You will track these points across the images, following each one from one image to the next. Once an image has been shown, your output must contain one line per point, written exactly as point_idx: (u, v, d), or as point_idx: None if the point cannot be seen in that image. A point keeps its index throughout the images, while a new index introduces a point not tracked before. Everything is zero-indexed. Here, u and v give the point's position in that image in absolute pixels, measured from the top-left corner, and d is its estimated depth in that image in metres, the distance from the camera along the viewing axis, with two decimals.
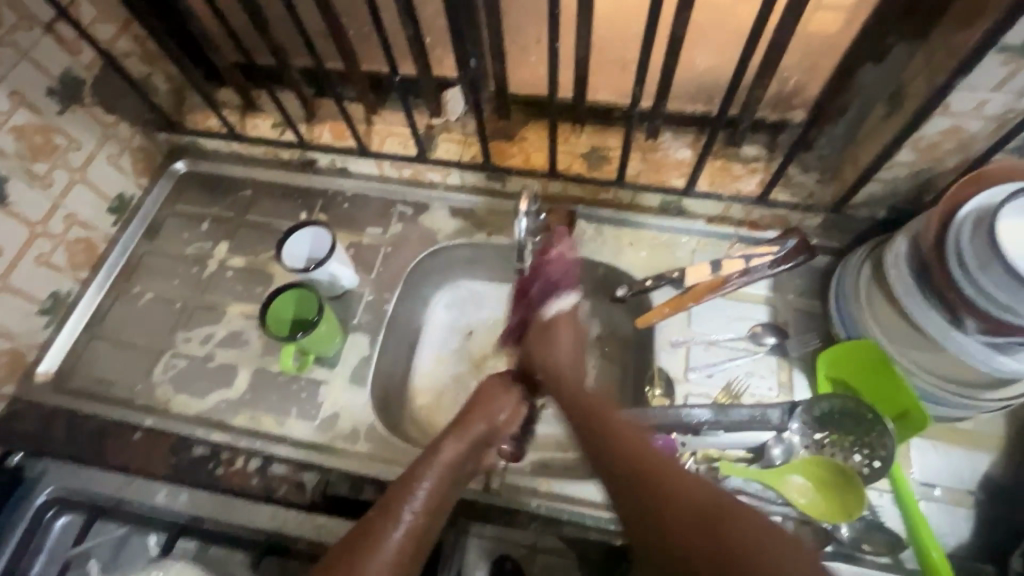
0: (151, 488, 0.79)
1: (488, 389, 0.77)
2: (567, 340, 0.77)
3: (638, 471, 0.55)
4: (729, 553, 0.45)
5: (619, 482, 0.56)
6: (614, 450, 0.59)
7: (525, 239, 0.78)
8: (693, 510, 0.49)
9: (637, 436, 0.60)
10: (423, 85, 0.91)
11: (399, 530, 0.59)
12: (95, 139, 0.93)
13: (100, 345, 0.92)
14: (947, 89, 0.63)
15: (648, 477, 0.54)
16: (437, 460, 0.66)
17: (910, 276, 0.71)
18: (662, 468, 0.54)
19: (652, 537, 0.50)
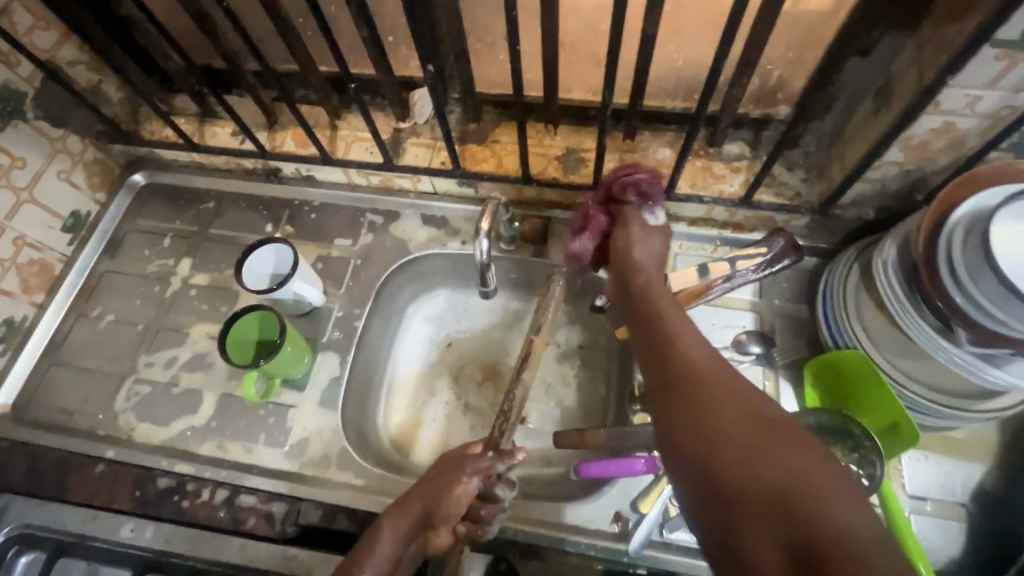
0: (115, 524, 0.76)
1: (443, 462, 0.71)
2: (657, 250, 0.77)
3: (689, 374, 0.53)
4: (764, 457, 0.44)
5: (671, 385, 0.54)
6: (671, 353, 0.57)
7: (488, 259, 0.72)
8: (743, 416, 0.48)
9: (699, 345, 0.57)
10: (386, 88, 0.86)
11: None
12: (42, 156, 0.88)
13: (60, 371, 0.88)
14: (936, 87, 0.59)
15: (700, 381, 0.52)
16: (373, 547, 0.63)
17: (900, 286, 0.68)
18: (726, 380, 0.52)
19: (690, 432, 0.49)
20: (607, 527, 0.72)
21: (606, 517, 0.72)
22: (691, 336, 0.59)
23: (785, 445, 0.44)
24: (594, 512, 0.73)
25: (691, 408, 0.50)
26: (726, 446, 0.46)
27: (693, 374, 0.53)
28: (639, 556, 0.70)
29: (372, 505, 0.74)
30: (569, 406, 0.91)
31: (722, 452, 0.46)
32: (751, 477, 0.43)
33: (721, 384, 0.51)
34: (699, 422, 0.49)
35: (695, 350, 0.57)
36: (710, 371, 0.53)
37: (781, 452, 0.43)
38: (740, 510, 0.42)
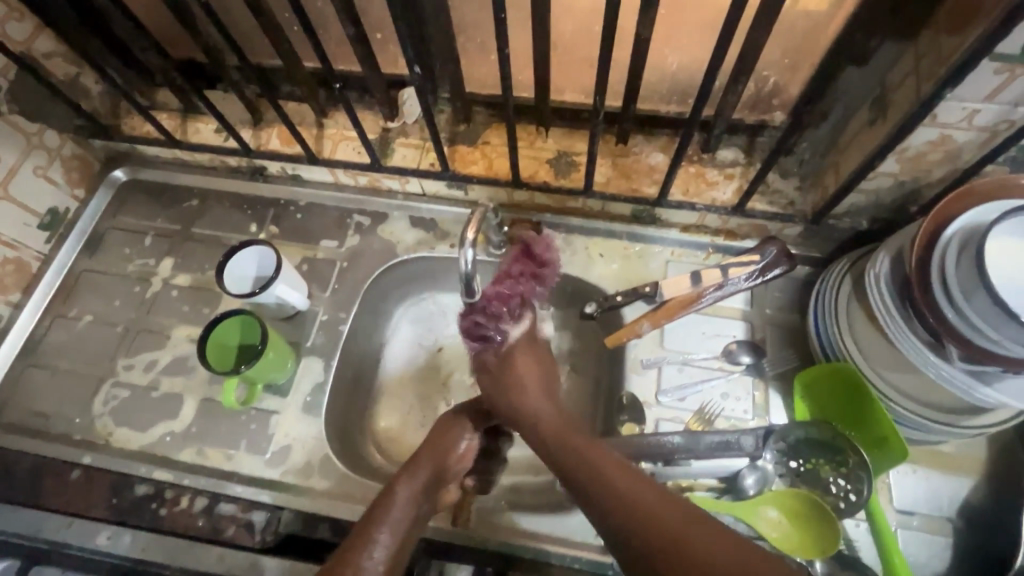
0: (92, 530, 0.73)
1: (442, 425, 0.73)
2: (539, 379, 0.73)
3: (650, 521, 0.51)
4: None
5: (637, 541, 0.50)
6: (616, 497, 0.54)
7: (474, 272, 0.67)
8: None
9: (641, 487, 0.54)
10: (373, 86, 0.84)
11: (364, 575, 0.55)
12: (17, 152, 0.86)
13: (36, 373, 0.86)
14: (934, 100, 0.58)
15: (657, 524, 0.50)
16: (393, 500, 0.62)
17: (892, 300, 0.67)
18: (711, 538, 0.48)
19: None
20: (591, 539, 0.71)
21: (591, 529, 0.72)
22: (624, 472, 0.57)
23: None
24: (578, 523, 0.73)
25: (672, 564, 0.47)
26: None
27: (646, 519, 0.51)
28: (623, 569, 0.69)
29: (355, 515, 0.73)
30: None
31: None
32: None
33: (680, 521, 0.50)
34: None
35: (631, 484, 0.55)
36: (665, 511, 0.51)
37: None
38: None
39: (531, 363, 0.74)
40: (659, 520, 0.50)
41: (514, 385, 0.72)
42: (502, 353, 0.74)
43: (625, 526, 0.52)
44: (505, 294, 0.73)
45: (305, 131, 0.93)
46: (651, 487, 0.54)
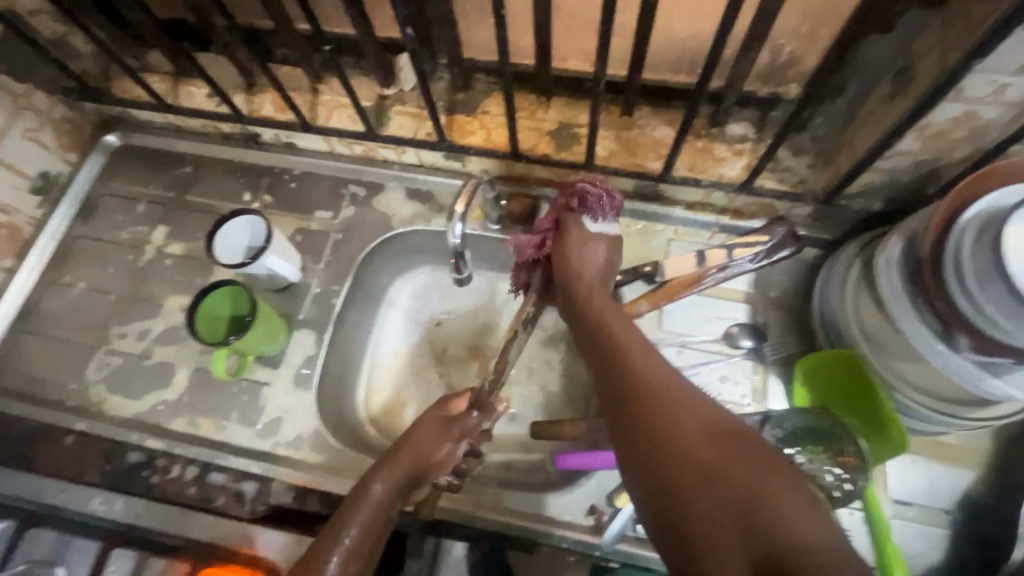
0: (86, 495, 0.74)
1: (428, 419, 0.69)
2: (600, 257, 0.73)
3: (630, 370, 0.57)
4: (684, 439, 0.48)
5: (621, 401, 0.55)
6: (613, 352, 0.60)
7: (462, 245, 0.68)
8: (701, 439, 0.47)
9: (653, 360, 0.57)
10: (368, 50, 0.80)
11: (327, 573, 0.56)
12: (5, 114, 0.84)
13: (31, 339, 0.86)
14: (960, 73, 0.53)
15: (635, 370, 0.56)
16: (366, 499, 0.61)
17: (902, 287, 0.64)
18: (687, 400, 0.51)
19: (626, 426, 0.53)
20: (580, 519, 0.71)
21: (580, 509, 0.71)
22: (632, 336, 0.62)
23: (700, 423, 0.49)
24: (567, 504, 0.72)
25: (628, 403, 0.54)
26: (659, 427, 0.50)
27: (630, 366, 0.57)
28: (612, 551, 0.69)
29: (344, 488, 0.73)
30: (552, 391, 0.89)
31: (653, 436, 0.50)
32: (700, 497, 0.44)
33: (655, 376, 0.55)
34: (636, 411, 0.53)
35: (632, 343, 0.60)
36: (647, 368, 0.56)
37: (704, 438, 0.47)
38: (682, 493, 0.45)
39: (582, 238, 0.73)
40: (635, 371, 0.56)
41: (568, 247, 0.73)
42: (586, 233, 0.73)
43: (614, 366, 0.58)
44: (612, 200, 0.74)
45: (299, 97, 0.90)
46: (648, 352, 0.59)
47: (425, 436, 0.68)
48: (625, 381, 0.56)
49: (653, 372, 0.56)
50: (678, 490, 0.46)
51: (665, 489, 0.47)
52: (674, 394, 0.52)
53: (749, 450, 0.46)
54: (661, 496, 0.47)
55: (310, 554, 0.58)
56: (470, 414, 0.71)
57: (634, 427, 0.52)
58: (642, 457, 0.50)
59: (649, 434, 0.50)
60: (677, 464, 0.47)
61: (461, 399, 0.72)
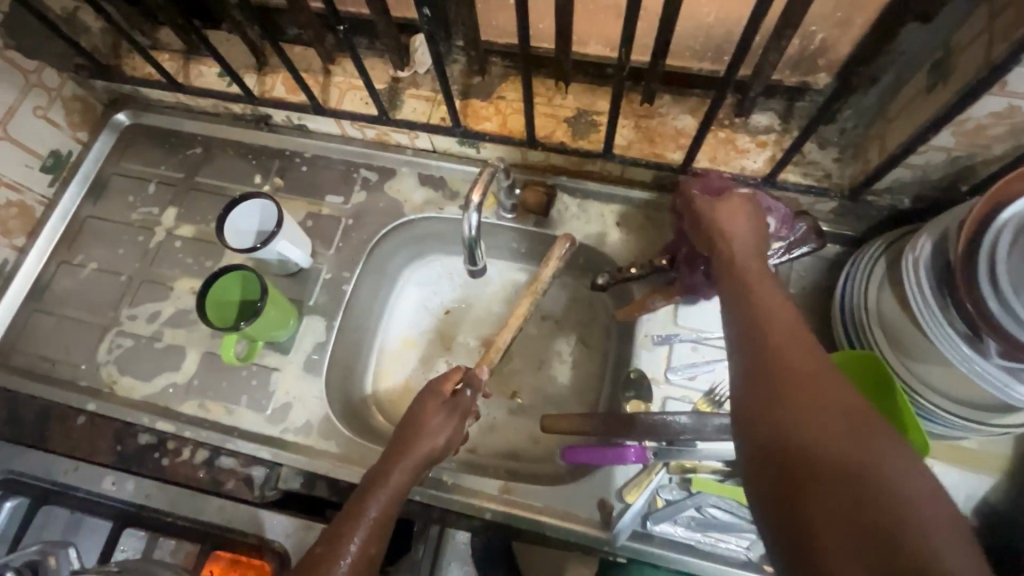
0: (97, 476, 0.75)
1: (428, 399, 0.70)
2: (748, 231, 0.62)
3: (769, 338, 0.50)
4: (840, 431, 0.42)
5: (754, 369, 0.49)
6: (757, 316, 0.53)
7: (478, 236, 0.66)
8: (846, 438, 0.42)
9: (794, 332, 0.50)
10: (382, 31, 0.78)
11: (348, 557, 0.57)
12: (15, 90, 0.83)
13: (42, 318, 0.86)
14: (1006, 65, 0.51)
15: (786, 343, 0.49)
16: (385, 485, 0.62)
17: (929, 286, 0.62)
18: (837, 389, 0.45)
19: (766, 402, 0.46)
20: (588, 514, 0.70)
21: (589, 504, 0.70)
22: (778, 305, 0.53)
23: (862, 421, 0.43)
24: (575, 497, 0.71)
25: (773, 375, 0.47)
26: (808, 410, 0.44)
27: (781, 337, 0.50)
28: (622, 547, 0.69)
29: (352, 476, 0.73)
30: (562, 383, 0.88)
31: (795, 421, 0.44)
32: (831, 502, 0.39)
33: (814, 356, 0.48)
34: (781, 392, 0.46)
35: (780, 313, 0.53)
36: (797, 345, 0.49)
37: (862, 450, 0.41)
38: (816, 484, 0.41)
39: (737, 210, 0.64)
40: (785, 343, 0.49)
41: (725, 220, 0.63)
42: (711, 201, 0.65)
43: (758, 332, 0.51)
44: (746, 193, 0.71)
45: (311, 79, 0.88)
46: (797, 324, 0.51)
47: (427, 418, 0.68)
48: (776, 351, 0.49)
49: (806, 353, 0.48)
50: (817, 483, 0.41)
51: (796, 486, 0.42)
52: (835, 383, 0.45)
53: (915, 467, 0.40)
54: (787, 491, 0.42)
55: (326, 537, 0.59)
56: (464, 393, 0.71)
57: (767, 400, 0.46)
58: (776, 443, 0.44)
59: (795, 417, 0.44)
60: (824, 456, 0.41)
61: (452, 381, 0.72)
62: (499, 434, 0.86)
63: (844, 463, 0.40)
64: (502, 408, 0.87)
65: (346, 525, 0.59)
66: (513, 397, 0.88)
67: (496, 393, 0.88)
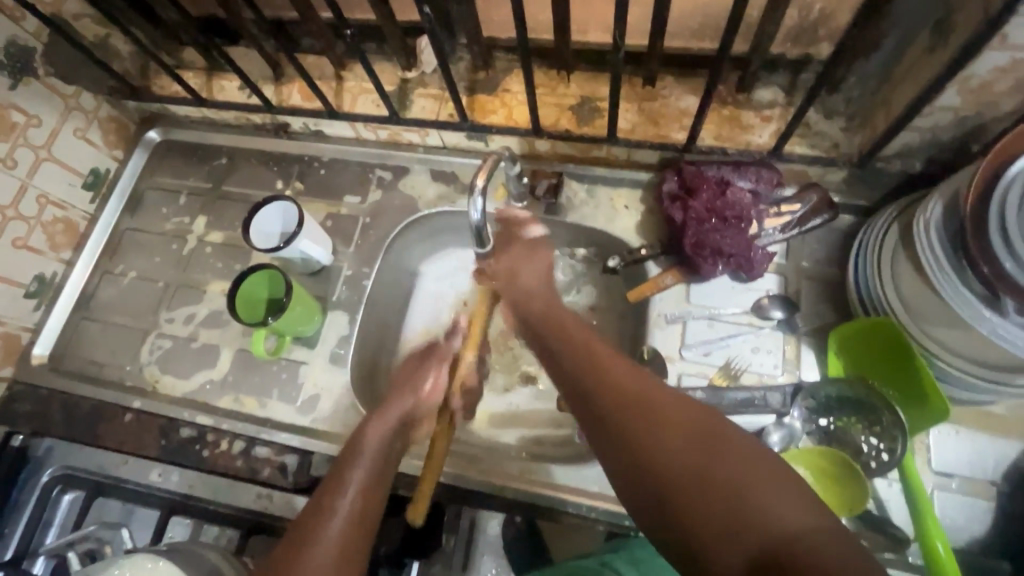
0: (145, 468, 0.81)
1: (408, 361, 0.78)
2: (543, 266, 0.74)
3: (604, 382, 0.54)
4: (712, 480, 0.43)
5: (603, 419, 0.52)
6: (601, 377, 0.55)
7: (482, 220, 0.67)
8: (686, 453, 0.46)
9: (623, 370, 0.55)
10: (389, 34, 0.81)
11: (338, 518, 0.56)
12: (58, 113, 0.89)
13: (90, 325, 0.92)
14: (1003, 17, 0.50)
15: (633, 423, 0.50)
16: (364, 443, 0.65)
17: (943, 248, 0.61)
18: (663, 406, 0.50)
19: (620, 442, 0.50)
20: (610, 490, 0.72)
21: (610, 480, 0.73)
22: (618, 363, 0.56)
23: (724, 456, 0.45)
24: (596, 474, 0.73)
25: (630, 444, 0.49)
26: (672, 468, 0.45)
27: (628, 418, 0.50)
28: None
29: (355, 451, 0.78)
30: None
31: (645, 448, 0.48)
32: (699, 520, 0.43)
33: (666, 418, 0.48)
34: (627, 427, 0.50)
35: (620, 374, 0.55)
36: (624, 378, 0.54)
37: (703, 457, 0.45)
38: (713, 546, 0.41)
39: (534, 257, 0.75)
40: (629, 413, 0.51)
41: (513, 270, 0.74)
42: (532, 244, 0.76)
43: (612, 426, 0.51)
44: (717, 194, 0.75)
45: (325, 85, 0.92)
46: (619, 360, 0.57)
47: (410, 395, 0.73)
48: (628, 432, 0.49)
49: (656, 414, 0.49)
50: (683, 510, 0.44)
51: (668, 515, 0.44)
52: (681, 447, 0.46)
53: (743, 453, 0.45)
54: (663, 520, 0.45)
55: (311, 506, 0.57)
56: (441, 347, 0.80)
57: (618, 441, 0.50)
58: (641, 476, 0.47)
59: (648, 446, 0.48)
60: (676, 482, 0.45)
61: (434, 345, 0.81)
62: (520, 419, 0.88)
63: (693, 480, 0.44)
64: (520, 395, 0.89)
65: (330, 491, 0.58)
66: (533, 382, 0.90)
67: (515, 379, 0.90)
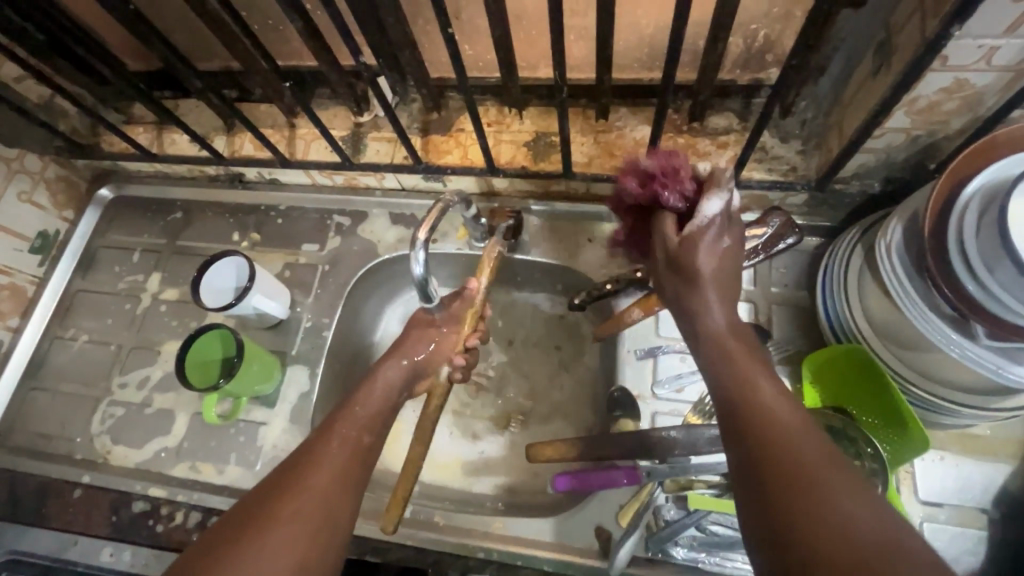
0: (95, 549, 0.75)
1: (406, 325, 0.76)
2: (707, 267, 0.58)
3: (762, 423, 0.46)
4: None
5: (751, 469, 0.44)
6: (760, 418, 0.47)
7: (425, 272, 0.65)
8: (858, 552, 0.37)
9: (789, 417, 0.46)
10: (336, 81, 0.80)
11: (339, 442, 0.60)
12: (0, 179, 0.87)
13: (38, 396, 0.88)
14: (939, 41, 0.50)
15: (793, 485, 0.41)
16: (375, 382, 0.68)
17: (906, 273, 0.59)
18: (838, 483, 0.41)
19: (769, 503, 0.42)
20: (584, 543, 0.69)
21: (584, 532, 0.69)
22: (780, 401, 0.48)
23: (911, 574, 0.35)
24: (570, 526, 0.70)
25: (784, 510, 0.41)
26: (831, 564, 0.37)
27: (789, 478, 0.42)
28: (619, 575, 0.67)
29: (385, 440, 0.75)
30: (555, 409, 0.86)
31: (803, 526, 0.39)
32: None
33: (835, 495, 0.40)
34: (782, 489, 0.42)
35: (789, 426, 0.46)
36: (786, 423, 0.46)
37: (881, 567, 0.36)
38: None
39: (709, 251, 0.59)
40: (799, 476, 0.42)
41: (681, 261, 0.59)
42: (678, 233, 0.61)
43: (761, 476, 0.43)
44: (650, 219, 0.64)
45: (277, 134, 0.90)
46: (783, 400, 0.48)
47: (391, 404, 0.68)
48: (783, 493, 0.42)
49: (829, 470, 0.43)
50: None
51: None
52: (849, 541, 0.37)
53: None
54: None
55: (319, 432, 0.61)
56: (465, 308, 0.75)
57: (767, 500, 0.42)
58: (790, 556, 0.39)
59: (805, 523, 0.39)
60: None
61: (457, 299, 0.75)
62: (494, 467, 0.84)
63: None
64: (493, 441, 0.86)
65: (341, 421, 0.63)
66: (507, 427, 0.86)
67: (487, 425, 0.87)
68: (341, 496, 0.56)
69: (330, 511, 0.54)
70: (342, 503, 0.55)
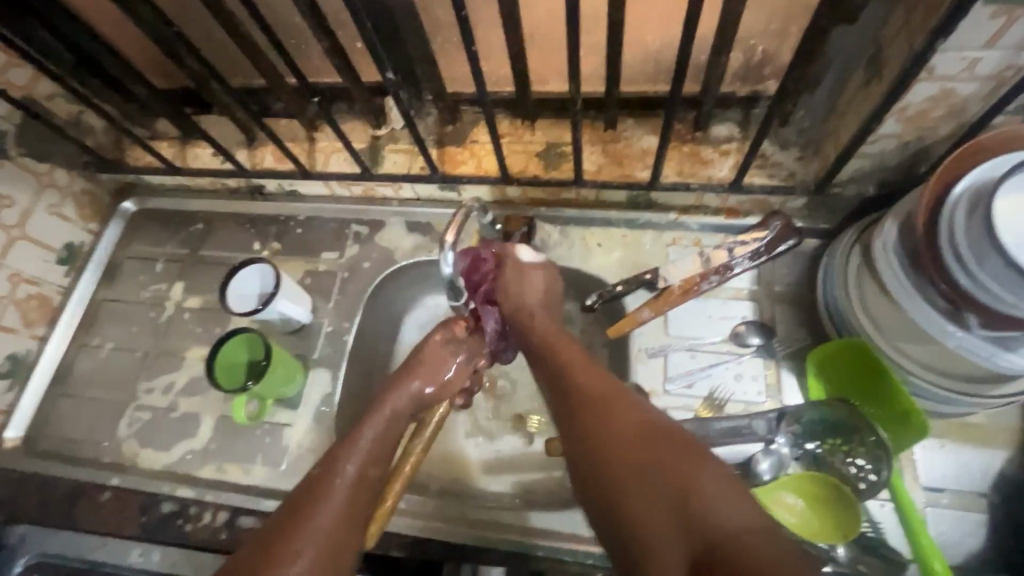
0: (124, 549, 0.77)
1: None
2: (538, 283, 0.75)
3: (569, 373, 0.62)
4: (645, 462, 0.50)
5: (564, 403, 0.60)
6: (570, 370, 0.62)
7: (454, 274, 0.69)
8: (631, 441, 0.53)
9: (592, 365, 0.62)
10: (356, 95, 0.84)
11: (345, 474, 0.61)
12: (30, 193, 0.90)
13: (65, 403, 0.90)
14: (926, 54, 0.54)
15: (591, 406, 0.57)
16: (379, 411, 0.68)
17: (902, 269, 0.63)
18: (617, 397, 0.57)
19: (576, 422, 0.57)
20: None
21: None
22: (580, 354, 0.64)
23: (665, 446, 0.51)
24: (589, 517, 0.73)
25: (585, 424, 0.56)
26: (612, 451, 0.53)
27: (588, 402, 0.58)
28: None
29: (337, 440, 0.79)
30: None
31: (594, 434, 0.55)
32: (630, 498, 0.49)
33: (616, 405, 0.56)
34: (583, 410, 0.57)
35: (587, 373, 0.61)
36: (587, 371, 0.61)
37: (642, 445, 0.52)
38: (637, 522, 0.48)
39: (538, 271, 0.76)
40: (597, 399, 0.58)
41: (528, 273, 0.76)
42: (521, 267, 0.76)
43: (571, 405, 0.59)
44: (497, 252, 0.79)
45: (298, 147, 0.94)
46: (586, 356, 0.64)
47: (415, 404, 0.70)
48: (585, 413, 0.57)
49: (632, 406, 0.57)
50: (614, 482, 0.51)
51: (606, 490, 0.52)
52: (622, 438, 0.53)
53: (683, 449, 0.51)
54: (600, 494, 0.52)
55: (323, 464, 0.62)
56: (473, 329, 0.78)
57: (574, 423, 0.57)
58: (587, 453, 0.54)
59: (597, 433, 0.55)
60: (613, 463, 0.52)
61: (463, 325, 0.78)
62: (511, 466, 0.87)
63: (626, 459, 0.52)
64: (509, 440, 0.88)
65: (344, 453, 0.62)
66: (523, 426, 0.89)
67: (502, 423, 0.89)
68: (346, 532, 0.57)
69: (333, 550, 0.55)
70: (344, 536, 0.57)
